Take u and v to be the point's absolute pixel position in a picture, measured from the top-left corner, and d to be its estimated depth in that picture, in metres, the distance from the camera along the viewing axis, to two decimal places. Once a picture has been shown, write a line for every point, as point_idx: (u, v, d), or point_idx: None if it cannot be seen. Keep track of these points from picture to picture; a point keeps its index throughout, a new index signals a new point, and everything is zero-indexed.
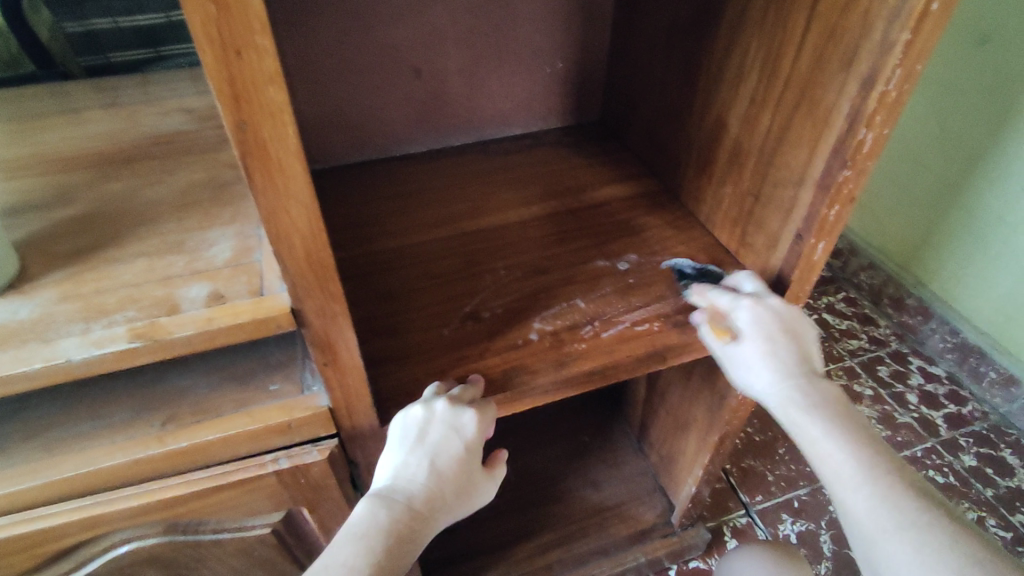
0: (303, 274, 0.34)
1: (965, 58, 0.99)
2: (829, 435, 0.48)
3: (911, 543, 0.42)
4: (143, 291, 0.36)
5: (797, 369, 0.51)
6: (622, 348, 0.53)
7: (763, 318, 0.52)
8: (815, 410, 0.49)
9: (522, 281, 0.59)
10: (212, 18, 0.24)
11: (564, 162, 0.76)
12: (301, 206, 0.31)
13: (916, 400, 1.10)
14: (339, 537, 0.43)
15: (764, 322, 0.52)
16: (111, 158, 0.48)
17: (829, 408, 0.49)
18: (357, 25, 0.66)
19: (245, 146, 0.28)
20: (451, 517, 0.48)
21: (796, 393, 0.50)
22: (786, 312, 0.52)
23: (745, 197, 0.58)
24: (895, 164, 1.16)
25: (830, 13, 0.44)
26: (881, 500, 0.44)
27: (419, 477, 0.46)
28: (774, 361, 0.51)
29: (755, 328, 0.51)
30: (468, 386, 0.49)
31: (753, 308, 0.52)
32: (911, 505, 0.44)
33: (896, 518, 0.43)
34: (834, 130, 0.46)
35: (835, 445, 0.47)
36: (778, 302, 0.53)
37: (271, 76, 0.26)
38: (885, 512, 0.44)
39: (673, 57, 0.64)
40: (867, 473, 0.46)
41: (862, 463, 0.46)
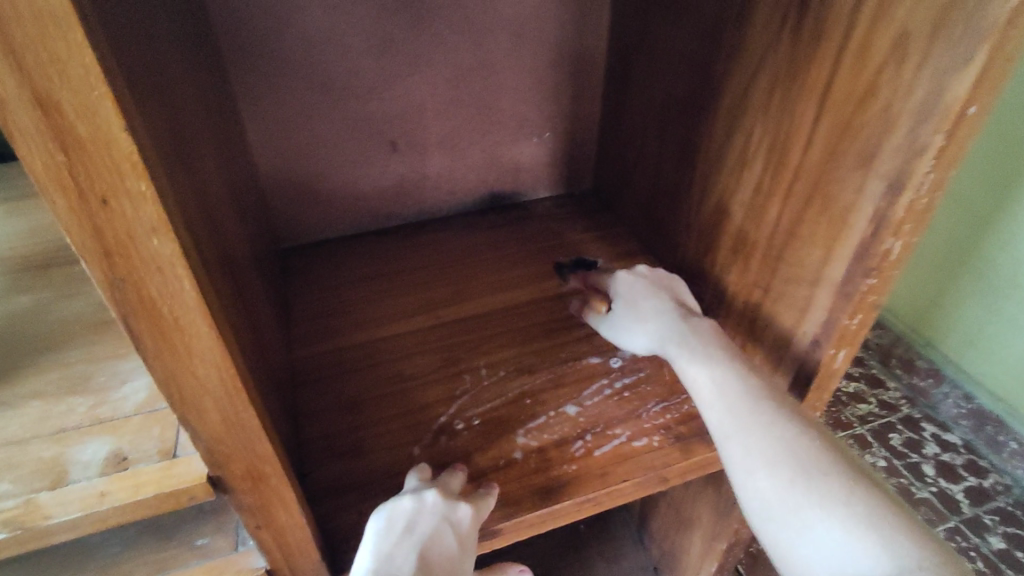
0: (221, 440, 0.27)
1: None
2: (685, 358, 0.48)
3: (748, 437, 0.42)
4: (26, 452, 0.29)
5: (666, 314, 0.53)
6: (617, 471, 0.46)
7: (627, 282, 0.57)
8: (676, 344, 0.50)
9: (504, 384, 0.53)
10: (63, 165, 0.18)
11: (553, 237, 0.71)
12: (211, 367, 0.24)
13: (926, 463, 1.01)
14: None
15: (627, 284, 0.57)
16: (29, 262, 0.42)
17: (693, 339, 0.49)
18: (326, 99, 0.61)
19: (127, 307, 0.22)
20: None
21: (663, 334, 0.51)
22: (649, 276, 0.57)
23: (752, 289, 0.52)
24: None
25: (845, 101, 0.39)
26: (724, 403, 0.44)
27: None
28: (643, 313, 0.54)
29: (623, 293, 0.57)
30: (449, 475, 0.44)
31: (620, 277, 0.58)
32: (757, 407, 0.43)
33: (735, 416, 0.43)
34: (855, 232, 0.40)
35: (690, 365, 0.48)
36: (641, 267, 0.58)
37: (154, 226, 0.20)
38: (724, 410, 0.44)
39: (668, 132, 0.59)
40: (713, 381, 0.46)
41: (709, 375, 0.46)
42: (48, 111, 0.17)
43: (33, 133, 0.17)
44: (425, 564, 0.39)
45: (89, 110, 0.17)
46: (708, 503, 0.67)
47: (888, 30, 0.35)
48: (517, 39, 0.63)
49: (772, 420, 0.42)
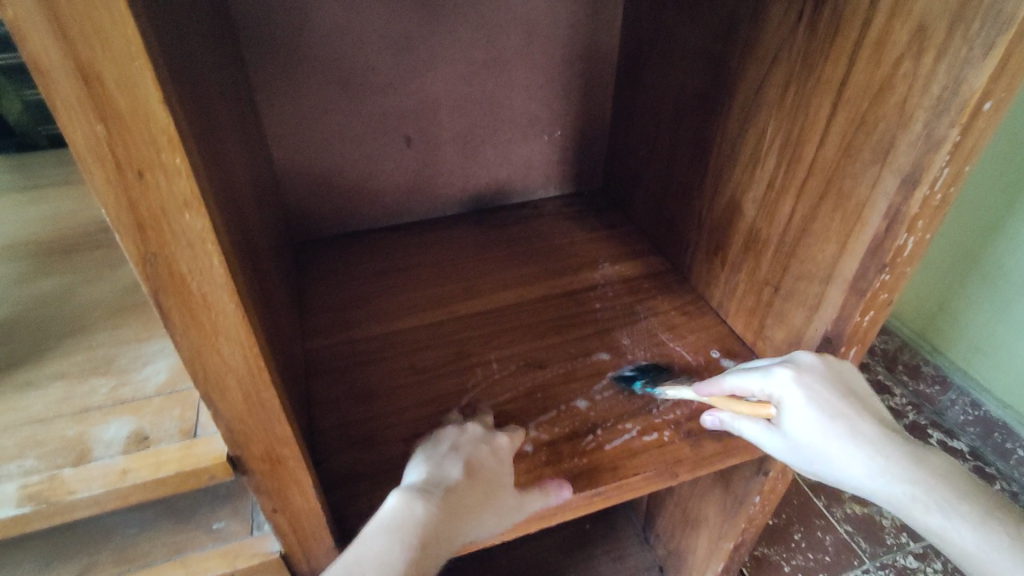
0: (242, 419, 0.28)
1: None
2: (910, 490, 0.42)
3: (964, 523, 0.41)
4: (50, 430, 0.30)
5: (869, 429, 0.43)
6: (628, 465, 0.46)
7: (813, 392, 0.43)
8: (898, 479, 0.42)
9: (515, 378, 0.53)
10: (101, 137, 0.18)
11: (564, 235, 0.71)
12: (235, 344, 0.25)
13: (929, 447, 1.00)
14: (364, 531, 0.37)
15: (817, 395, 0.43)
16: (52, 248, 0.43)
17: (913, 464, 0.42)
18: (342, 94, 0.61)
19: (157, 281, 0.22)
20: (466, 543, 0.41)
21: (886, 468, 0.42)
22: (827, 371, 0.44)
23: (763, 286, 0.52)
24: None
25: (861, 97, 0.39)
26: (949, 515, 0.41)
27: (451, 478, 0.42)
28: (844, 432, 0.43)
29: (817, 406, 0.43)
30: (479, 420, 0.48)
31: (803, 387, 0.43)
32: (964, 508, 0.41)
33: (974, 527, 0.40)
34: (869, 228, 0.40)
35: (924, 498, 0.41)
36: (812, 360, 0.44)
37: (187, 200, 0.20)
38: (953, 521, 0.41)
39: (681, 131, 0.59)
40: (940, 507, 0.41)
41: (931, 498, 0.41)
42: (89, 82, 0.17)
43: (74, 106, 0.18)
44: (469, 467, 0.42)
45: (130, 83, 0.18)
46: (715, 503, 0.67)
47: (904, 26, 0.36)
48: (532, 37, 0.64)
49: (959, 498, 0.42)
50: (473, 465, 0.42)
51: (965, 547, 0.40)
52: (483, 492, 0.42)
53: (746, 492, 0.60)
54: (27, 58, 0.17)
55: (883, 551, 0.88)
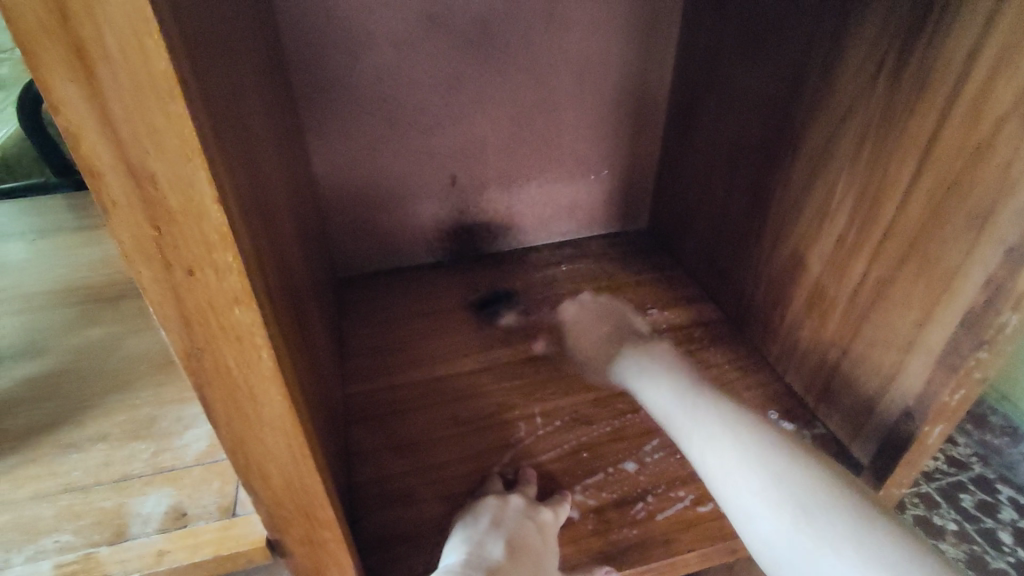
0: (282, 505, 0.26)
1: None
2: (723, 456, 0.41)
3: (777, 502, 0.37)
4: (89, 500, 0.29)
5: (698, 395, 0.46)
6: (680, 540, 0.43)
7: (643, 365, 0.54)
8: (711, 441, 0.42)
9: (559, 435, 0.50)
10: (152, 236, 0.17)
11: (610, 278, 0.69)
12: (279, 435, 0.23)
13: (1010, 491, 0.90)
14: None
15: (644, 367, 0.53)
16: (102, 295, 0.43)
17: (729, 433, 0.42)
18: (390, 134, 0.61)
19: (202, 374, 0.21)
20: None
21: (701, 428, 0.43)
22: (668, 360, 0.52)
23: (829, 347, 0.49)
24: None
25: (953, 157, 0.36)
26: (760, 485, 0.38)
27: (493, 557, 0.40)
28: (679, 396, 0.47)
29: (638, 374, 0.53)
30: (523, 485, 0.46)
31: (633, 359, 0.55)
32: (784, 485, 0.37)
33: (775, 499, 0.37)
34: (960, 298, 0.37)
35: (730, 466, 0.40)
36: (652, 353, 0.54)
37: (237, 296, 0.19)
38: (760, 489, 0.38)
39: (739, 176, 0.56)
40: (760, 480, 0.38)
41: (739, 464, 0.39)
42: (142, 182, 0.16)
43: (125, 206, 0.17)
44: (513, 547, 0.40)
45: (183, 181, 0.16)
46: None
47: (1009, 84, 0.32)
48: (582, 76, 0.62)
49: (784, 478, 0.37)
50: (517, 545, 0.40)
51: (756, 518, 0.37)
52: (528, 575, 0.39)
53: None
54: (79, 160, 0.16)
55: None
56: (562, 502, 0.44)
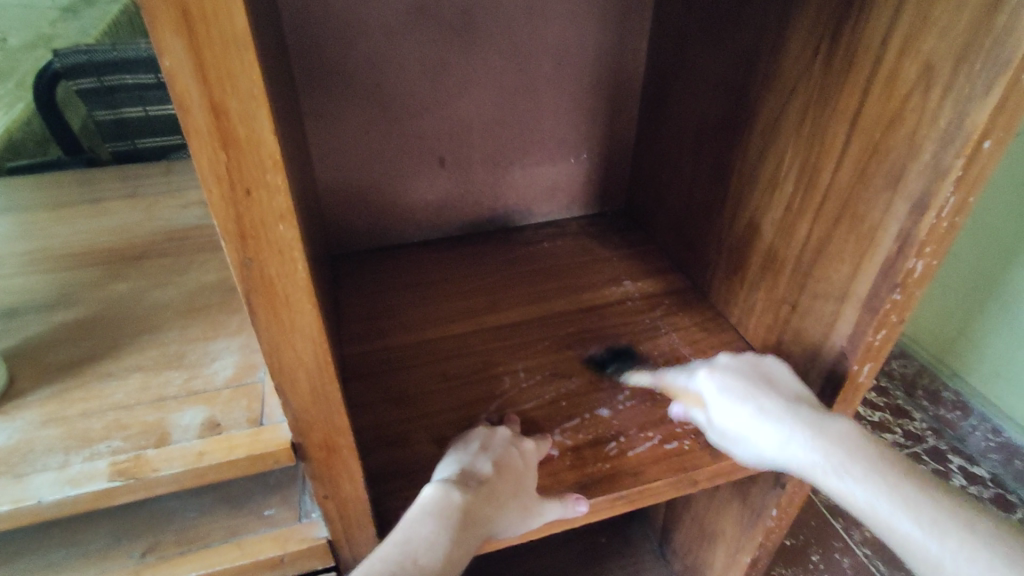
0: (307, 409, 0.31)
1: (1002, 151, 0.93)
2: (864, 489, 0.44)
3: (934, 526, 0.41)
4: (133, 415, 0.33)
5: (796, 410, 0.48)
6: (649, 471, 0.49)
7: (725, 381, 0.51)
8: (843, 473, 0.45)
9: (540, 387, 0.56)
10: (222, 160, 0.22)
11: (588, 253, 0.74)
12: (309, 339, 0.28)
13: None
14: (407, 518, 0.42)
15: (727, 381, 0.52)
16: (123, 255, 0.47)
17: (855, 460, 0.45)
18: (383, 117, 0.66)
19: (249, 283, 0.26)
20: (496, 533, 0.45)
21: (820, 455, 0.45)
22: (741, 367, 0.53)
23: (780, 304, 0.55)
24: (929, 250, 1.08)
25: (873, 127, 0.42)
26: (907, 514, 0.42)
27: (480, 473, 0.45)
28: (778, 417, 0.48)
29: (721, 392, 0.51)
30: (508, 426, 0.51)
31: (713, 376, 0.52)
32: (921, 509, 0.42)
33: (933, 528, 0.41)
34: (881, 249, 0.43)
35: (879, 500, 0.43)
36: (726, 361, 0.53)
37: (282, 213, 0.24)
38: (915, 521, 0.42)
39: (702, 156, 0.62)
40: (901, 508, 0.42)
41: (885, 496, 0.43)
42: (218, 115, 0.21)
43: (204, 134, 0.21)
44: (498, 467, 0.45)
45: (249, 115, 0.21)
46: (732, 515, 0.68)
47: (914, 63, 0.39)
48: (561, 66, 0.68)
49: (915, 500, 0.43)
50: (501, 466, 0.45)
51: (921, 548, 0.41)
52: (509, 491, 0.45)
53: (763, 505, 0.62)
54: (173, 94, 0.20)
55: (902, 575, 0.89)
56: (541, 440, 0.50)
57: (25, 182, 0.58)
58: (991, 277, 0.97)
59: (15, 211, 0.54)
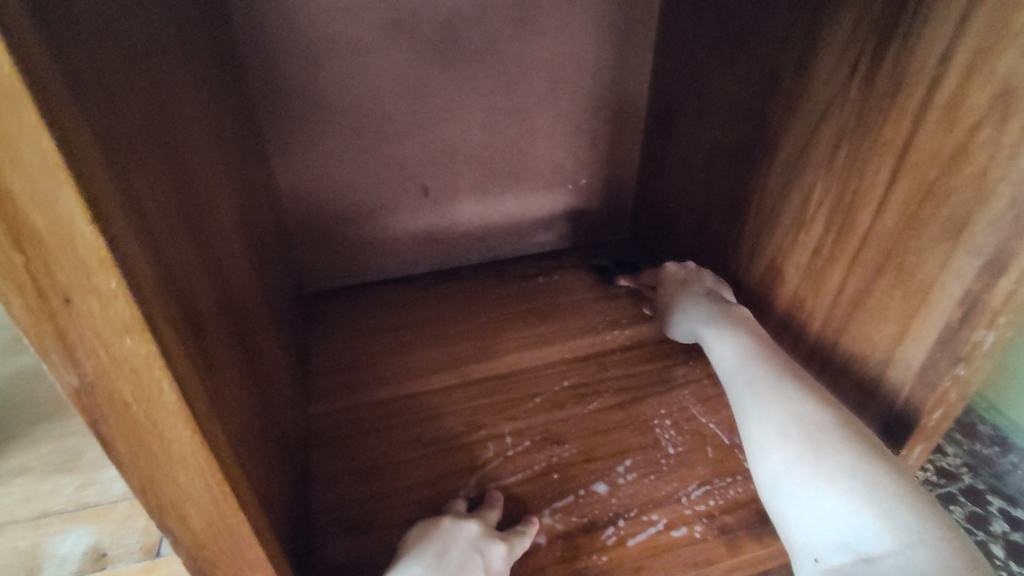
0: (206, 548, 0.24)
1: None
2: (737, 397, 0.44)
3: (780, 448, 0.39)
4: (2, 540, 0.27)
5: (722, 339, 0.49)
6: (652, 567, 0.41)
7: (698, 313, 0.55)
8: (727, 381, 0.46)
9: (529, 456, 0.49)
10: (19, 261, 0.16)
11: (588, 290, 0.67)
12: (195, 472, 0.21)
13: (1001, 502, 0.79)
14: None
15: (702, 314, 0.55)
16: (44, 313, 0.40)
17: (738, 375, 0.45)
18: (359, 142, 0.59)
19: (97, 410, 0.19)
20: None
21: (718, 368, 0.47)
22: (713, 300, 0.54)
23: (809, 362, 0.47)
24: None
25: (927, 166, 0.35)
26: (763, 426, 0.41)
27: None
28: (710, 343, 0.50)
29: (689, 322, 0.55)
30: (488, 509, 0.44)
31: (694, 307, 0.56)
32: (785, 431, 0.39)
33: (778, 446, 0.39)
34: (938, 313, 0.36)
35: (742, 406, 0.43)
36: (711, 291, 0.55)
37: (126, 325, 0.17)
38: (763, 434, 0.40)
39: (716, 185, 0.55)
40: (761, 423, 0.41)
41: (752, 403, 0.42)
42: (0, 201, 0.15)
43: None
44: None
45: (48, 200, 0.15)
46: None
47: (981, 90, 0.31)
48: (557, 84, 0.61)
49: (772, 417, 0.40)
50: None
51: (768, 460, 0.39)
52: None
53: None
54: None
55: None
56: (527, 529, 0.42)
57: None
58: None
59: None
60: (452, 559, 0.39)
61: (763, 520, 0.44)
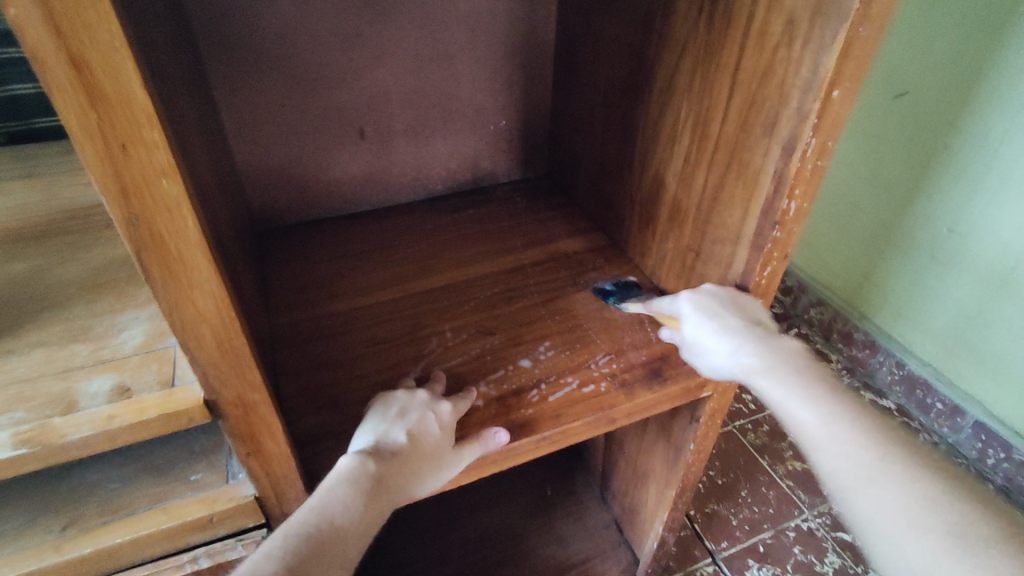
0: (216, 366, 0.32)
1: (912, 110, 0.97)
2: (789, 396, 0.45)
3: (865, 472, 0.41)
4: (37, 387, 0.33)
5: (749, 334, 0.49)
6: (569, 413, 0.52)
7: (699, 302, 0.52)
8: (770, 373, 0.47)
9: (466, 344, 0.58)
10: (91, 116, 0.23)
11: (513, 217, 0.76)
12: (208, 295, 0.29)
13: (870, 393, 1.12)
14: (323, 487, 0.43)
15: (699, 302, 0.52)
16: (77, 208, 0.48)
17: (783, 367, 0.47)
18: (295, 89, 0.65)
19: (139, 241, 0.26)
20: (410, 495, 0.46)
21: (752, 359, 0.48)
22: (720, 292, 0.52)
23: (686, 251, 0.58)
24: (857, 191, 1.10)
25: (751, 78, 0.45)
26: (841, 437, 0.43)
27: (397, 440, 0.46)
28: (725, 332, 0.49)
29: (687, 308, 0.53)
30: (433, 385, 0.52)
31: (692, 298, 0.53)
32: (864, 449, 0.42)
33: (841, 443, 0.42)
34: (763, 191, 0.47)
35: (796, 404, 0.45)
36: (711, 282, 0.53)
37: (163, 169, 0.25)
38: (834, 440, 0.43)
39: (611, 115, 0.65)
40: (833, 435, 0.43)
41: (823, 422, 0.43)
42: (80, 70, 0.22)
43: (69, 89, 0.22)
44: (413, 436, 0.46)
45: (113, 69, 0.22)
46: (660, 455, 0.73)
47: (779, 17, 0.42)
48: (473, 30, 0.69)
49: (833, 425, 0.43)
50: (416, 434, 0.46)
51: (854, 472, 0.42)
52: (424, 457, 0.46)
53: (683, 440, 0.66)
54: (29, 52, 0.21)
55: (820, 501, 0.99)
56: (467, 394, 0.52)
57: None
58: (878, 215, 1.07)
59: None
60: (410, 416, 0.48)
61: (655, 375, 0.55)
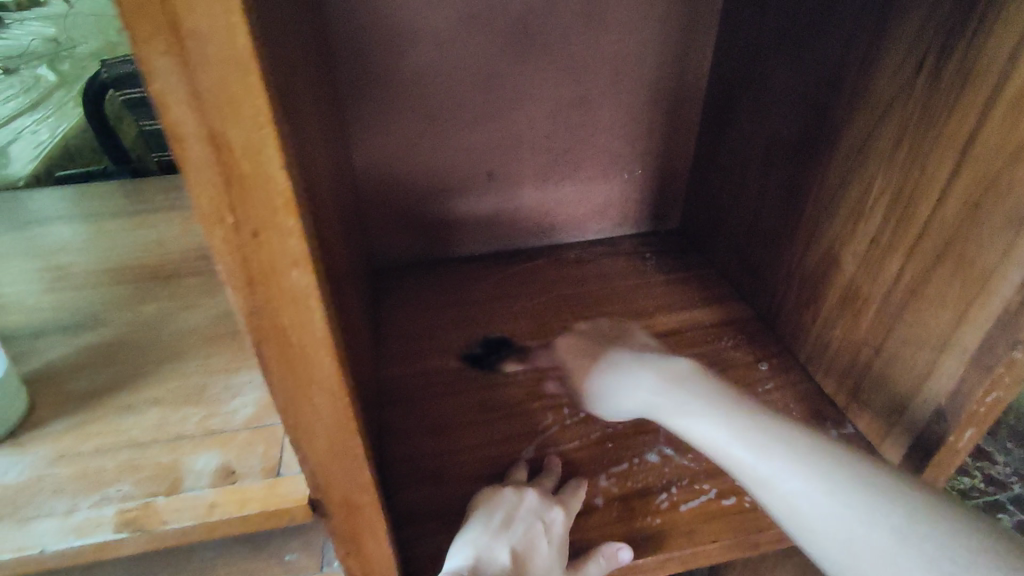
0: (324, 465, 0.28)
1: None
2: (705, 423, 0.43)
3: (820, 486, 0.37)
4: (146, 456, 0.31)
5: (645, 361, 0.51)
6: (705, 531, 0.44)
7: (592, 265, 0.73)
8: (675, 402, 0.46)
9: (587, 425, 0.51)
10: (223, 202, 0.19)
11: (639, 276, 0.69)
12: (326, 395, 0.25)
13: None
14: None
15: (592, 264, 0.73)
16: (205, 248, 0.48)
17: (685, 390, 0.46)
18: (428, 129, 0.63)
19: (261, 334, 0.23)
20: None
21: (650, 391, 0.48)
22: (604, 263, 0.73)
23: (862, 347, 0.48)
24: None
25: (993, 156, 0.36)
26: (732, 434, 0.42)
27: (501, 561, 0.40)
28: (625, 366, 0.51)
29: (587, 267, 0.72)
30: (546, 474, 0.46)
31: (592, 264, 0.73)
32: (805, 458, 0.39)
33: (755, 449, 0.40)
34: (998, 297, 0.36)
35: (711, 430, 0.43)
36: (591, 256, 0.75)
37: (296, 259, 0.21)
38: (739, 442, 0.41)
39: (771, 178, 0.57)
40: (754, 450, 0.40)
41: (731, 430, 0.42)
42: (217, 149, 0.18)
43: (202, 170, 0.19)
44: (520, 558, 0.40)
45: (255, 150, 0.19)
46: None
47: None
48: (618, 75, 0.63)
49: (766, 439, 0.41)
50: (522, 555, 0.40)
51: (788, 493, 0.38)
52: None
53: None
54: (165, 127, 0.18)
55: None
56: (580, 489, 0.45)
57: (66, 193, 0.57)
58: None
59: (66, 219, 0.54)
60: (516, 529, 0.42)
61: None
